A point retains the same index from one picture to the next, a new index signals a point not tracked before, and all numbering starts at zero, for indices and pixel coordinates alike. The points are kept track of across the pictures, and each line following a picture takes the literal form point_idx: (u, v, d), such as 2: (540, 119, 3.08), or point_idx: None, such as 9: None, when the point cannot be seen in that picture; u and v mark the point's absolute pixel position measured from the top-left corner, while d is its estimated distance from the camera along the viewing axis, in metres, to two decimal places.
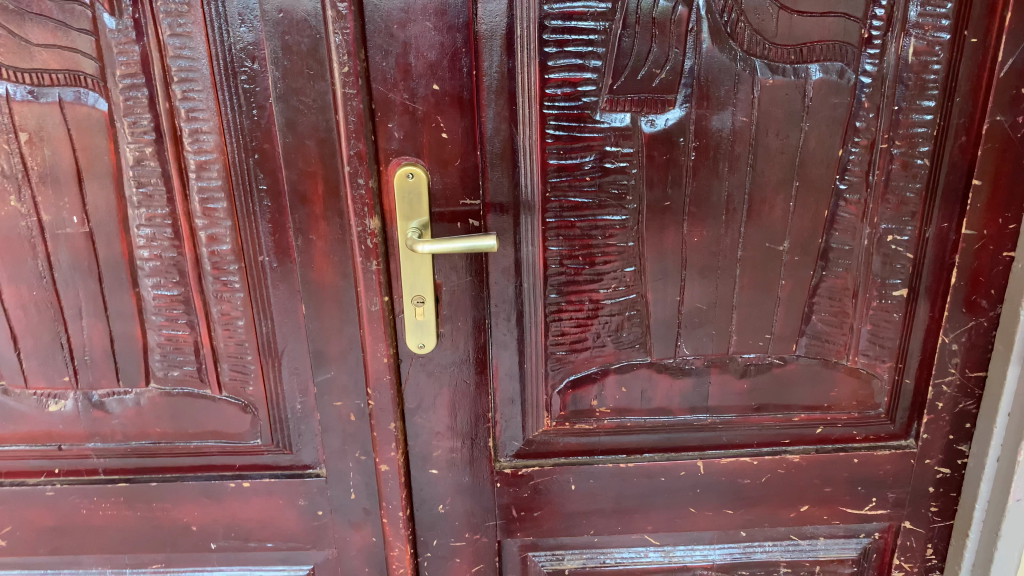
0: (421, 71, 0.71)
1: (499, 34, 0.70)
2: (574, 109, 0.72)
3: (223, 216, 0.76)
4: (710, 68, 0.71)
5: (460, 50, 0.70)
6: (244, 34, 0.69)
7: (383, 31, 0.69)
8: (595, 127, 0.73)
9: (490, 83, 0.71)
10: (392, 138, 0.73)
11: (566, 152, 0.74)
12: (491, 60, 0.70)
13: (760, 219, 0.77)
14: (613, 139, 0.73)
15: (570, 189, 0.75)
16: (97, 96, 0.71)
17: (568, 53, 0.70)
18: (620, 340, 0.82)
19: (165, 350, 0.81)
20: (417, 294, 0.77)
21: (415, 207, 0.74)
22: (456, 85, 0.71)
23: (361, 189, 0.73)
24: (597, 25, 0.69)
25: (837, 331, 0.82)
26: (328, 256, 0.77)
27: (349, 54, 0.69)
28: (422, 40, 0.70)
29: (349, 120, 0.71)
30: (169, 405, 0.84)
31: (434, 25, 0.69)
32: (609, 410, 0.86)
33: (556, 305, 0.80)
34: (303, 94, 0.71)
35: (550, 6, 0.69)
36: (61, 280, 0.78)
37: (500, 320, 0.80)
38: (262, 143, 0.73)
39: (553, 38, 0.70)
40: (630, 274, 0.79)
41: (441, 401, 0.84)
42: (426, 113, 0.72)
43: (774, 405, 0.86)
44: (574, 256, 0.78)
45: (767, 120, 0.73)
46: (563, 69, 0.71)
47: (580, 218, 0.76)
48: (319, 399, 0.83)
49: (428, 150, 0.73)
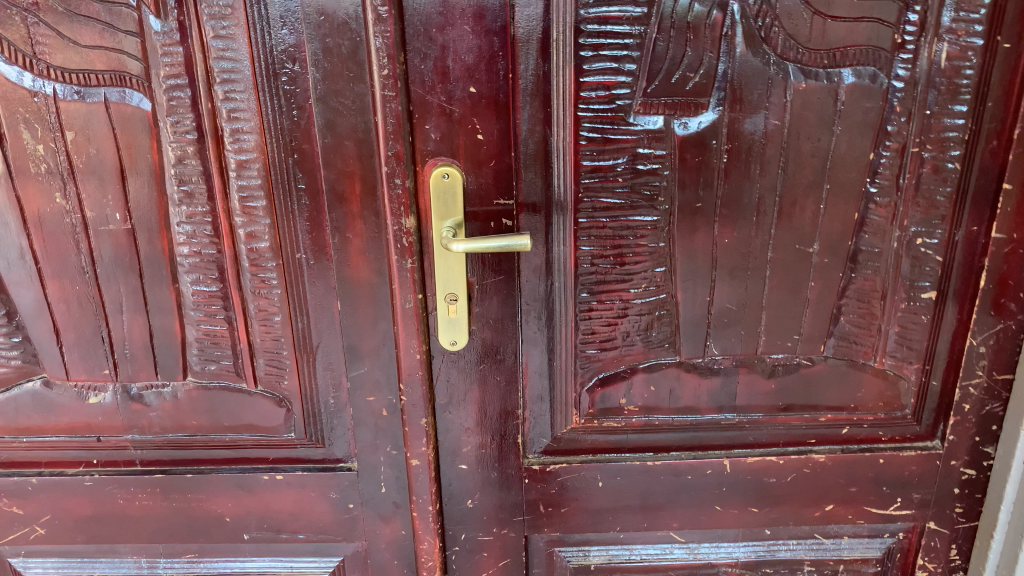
0: (458, 73, 0.72)
1: (536, 38, 0.71)
2: (608, 111, 0.73)
3: (262, 214, 0.77)
4: (743, 72, 0.72)
5: (497, 53, 0.71)
6: (286, 37, 0.71)
7: (422, 34, 0.70)
8: (628, 129, 0.74)
9: (525, 85, 0.72)
10: (429, 139, 0.74)
11: (599, 154, 0.75)
12: (527, 63, 0.72)
13: (791, 221, 0.78)
14: (646, 141, 0.74)
15: (602, 190, 0.76)
16: (141, 96, 0.73)
17: (602, 56, 0.71)
18: (649, 339, 0.83)
19: (203, 345, 0.83)
20: (450, 292, 0.79)
21: (450, 206, 0.76)
22: (492, 88, 0.72)
23: (398, 189, 0.75)
24: (632, 30, 0.70)
25: (864, 333, 0.83)
26: (364, 254, 0.78)
27: (389, 57, 0.70)
28: (459, 43, 0.71)
29: (388, 122, 0.72)
30: (206, 399, 0.86)
31: (473, 29, 0.70)
32: (637, 408, 0.87)
33: (586, 304, 0.81)
34: (342, 96, 0.73)
35: (586, 11, 0.69)
36: (103, 275, 0.80)
37: (531, 318, 0.82)
38: (302, 143, 0.75)
39: (588, 42, 0.71)
40: (660, 274, 0.80)
41: (471, 397, 0.85)
42: (462, 115, 0.73)
43: (801, 405, 0.87)
44: (605, 256, 0.79)
45: (800, 122, 0.74)
46: (597, 72, 0.72)
47: (612, 219, 0.77)
48: (352, 394, 0.85)
49: (464, 150, 0.74)
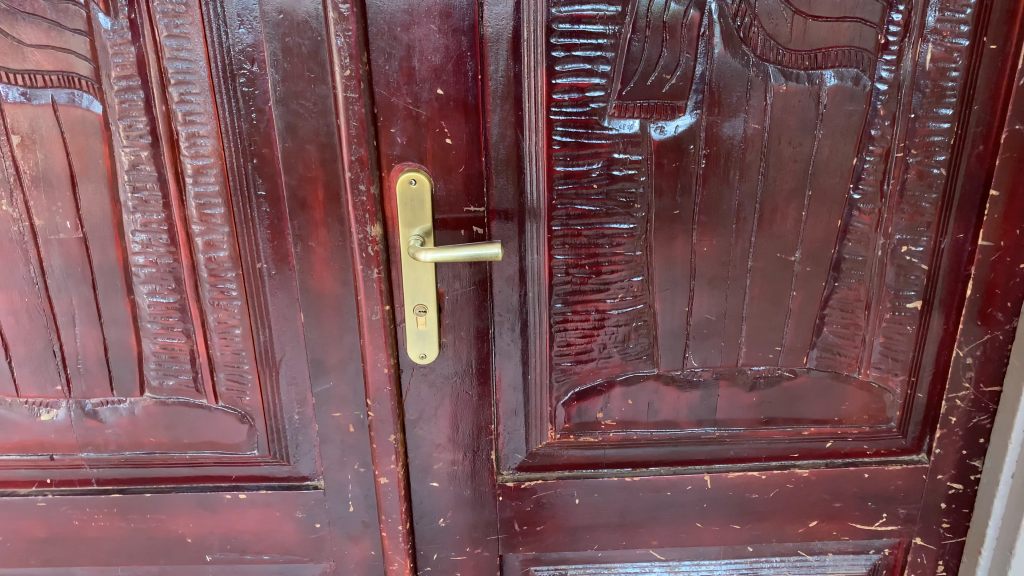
0: (425, 75, 0.69)
1: (505, 38, 0.68)
2: (582, 115, 0.70)
3: (220, 222, 0.74)
4: (721, 73, 0.69)
5: (465, 53, 0.68)
6: (243, 36, 0.68)
7: (386, 33, 0.67)
8: (603, 133, 0.70)
9: (495, 87, 0.69)
10: (395, 143, 0.71)
11: (572, 159, 0.71)
12: (497, 64, 0.68)
13: (772, 229, 0.75)
14: (621, 146, 0.71)
15: (577, 196, 0.73)
16: (91, 97, 0.69)
17: (575, 57, 0.68)
18: (626, 351, 0.79)
19: (160, 359, 0.79)
20: (419, 303, 0.75)
21: (418, 213, 0.72)
22: (460, 90, 0.69)
23: (363, 196, 0.71)
24: (606, 29, 0.67)
25: (848, 344, 0.80)
26: (328, 263, 0.75)
27: (351, 57, 0.67)
28: (425, 43, 0.68)
29: (351, 125, 0.69)
30: (164, 415, 0.82)
31: (440, 28, 0.67)
32: (614, 422, 0.83)
33: (561, 315, 0.78)
34: (303, 97, 0.69)
35: (558, 9, 0.66)
36: (53, 286, 0.76)
37: (504, 330, 0.79)
38: (261, 147, 0.71)
39: (560, 43, 0.67)
40: (637, 284, 0.76)
41: (442, 412, 0.82)
42: (430, 118, 0.70)
43: (784, 418, 0.84)
44: (580, 265, 0.76)
45: (781, 126, 0.71)
46: (570, 73, 0.68)
47: (587, 226, 0.74)
48: (317, 410, 0.82)
49: (431, 155, 0.71)
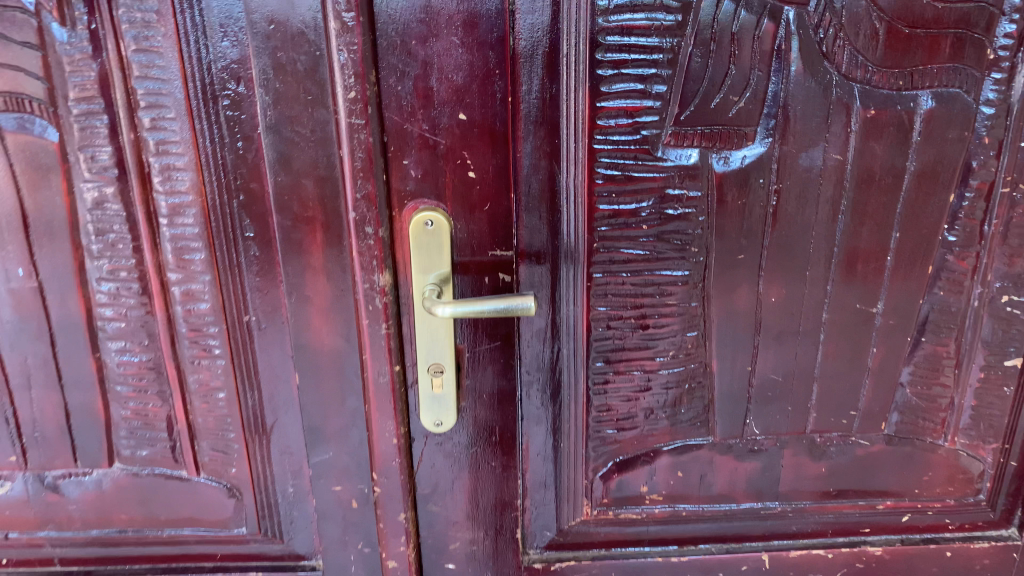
0: (444, 96, 0.57)
1: (541, 53, 0.56)
2: (630, 144, 0.59)
3: (201, 269, 0.62)
4: (799, 95, 0.57)
5: (493, 71, 0.57)
6: (226, 50, 0.56)
7: (398, 47, 0.56)
8: (655, 165, 0.59)
9: (528, 111, 0.58)
10: (408, 177, 0.59)
11: (618, 196, 0.60)
12: (531, 83, 0.57)
13: (852, 276, 0.63)
14: (676, 180, 0.60)
15: (622, 239, 0.62)
16: (45, 123, 0.58)
17: (625, 75, 0.57)
18: (676, 418, 0.68)
19: (132, 427, 0.68)
20: (434, 362, 0.64)
21: (435, 258, 0.61)
22: (487, 115, 0.58)
23: (369, 239, 0.60)
24: (663, 42, 0.56)
25: (932, 408, 0.69)
26: (327, 316, 0.64)
27: (356, 76, 0.55)
28: (445, 59, 0.56)
29: (356, 157, 0.57)
30: (137, 489, 0.71)
31: (462, 42, 0.56)
32: (660, 497, 0.72)
33: (601, 376, 0.66)
34: (298, 123, 0.58)
35: (606, 19, 0.55)
36: (4, 343, 0.64)
37: (533, 391, 0.67)
38: (249, 182, 0.60)
39: (607, 58, 0.56)
40: (692, 339, 0.65)
41: (460, 486, 0.70)
42: (450, 148, 0.59)
43: (856, 491, 0.73)
44: (624, 318, 0.64)
45: (866, 157, 0.60)
46: (618, 94, 0.57)
47: (633, 273, 0.63)
48: (314, 483, 0.70)
49: (451, 190, 0.60)
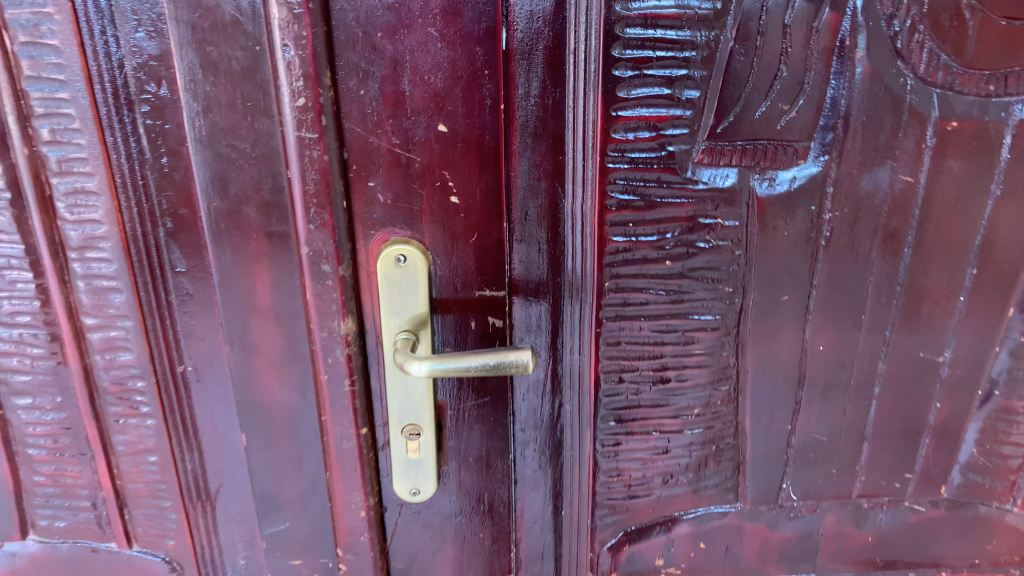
0: (419, 103, 0.45)
1: (541, 48, 0.45)
2: (653, 162, 0.47)
3: (122, 312, 0.51)
4: (864, 103, 0.46)
5: (480, 71, 0.45)
6: (142, 43, 0.44)
7: (360, 41, 0.44)
8: (683, 189, 0.48)
9: (526, 119, 0.47)
10: (376, 204, 0.48)
11: (636, 225, 0.49)
12: (529, 85, 0.46)
13: (916, 321, 0.52)
14: (710, 206, 0.48)
15: (640, 277, 0.50)
16: None
17: (647, 77, 0.45)
18: (699, 482, 0.57)
19: (48, 494, 0.57)
20: (410, 424, 0.53)
21: (408, 300, 0.49)
22: (473, 126, 0.46)
23: (328, 279, 0.48)
24: (696, 36, 0.44)
25: (1002, 470, 0.58)
26: (279, 369, 0.52)
27: (306, 78, 0.43)
28: (419, 57, 0.44)
29: (307, 179, 0.46)
30: (58, 563, 0.59)
31: (441, 35, 0.44)
32: (678, 570, 0.61)
33: (612, 439, 0.55)
34: (236, 136, 0.46)
35: (625, 6, 0.43)
36: None
37: (529, 452, 0.57)
38: (177, 207, 0.49)
39: (627, 56, 0.44)
40: (722, 394, 0.54)
41: (442, 559, 0.60)
42: (427, 166, 0.47)
43: (906, 561, 0.62)
44: (640, 370, 0.53)
45: (942, 179, 0.48)
46: (639, 101, 0.45)
47: (652, 319, 0.51)
48: (269, 556, 0.59)
49: (429, 217, 0.48)
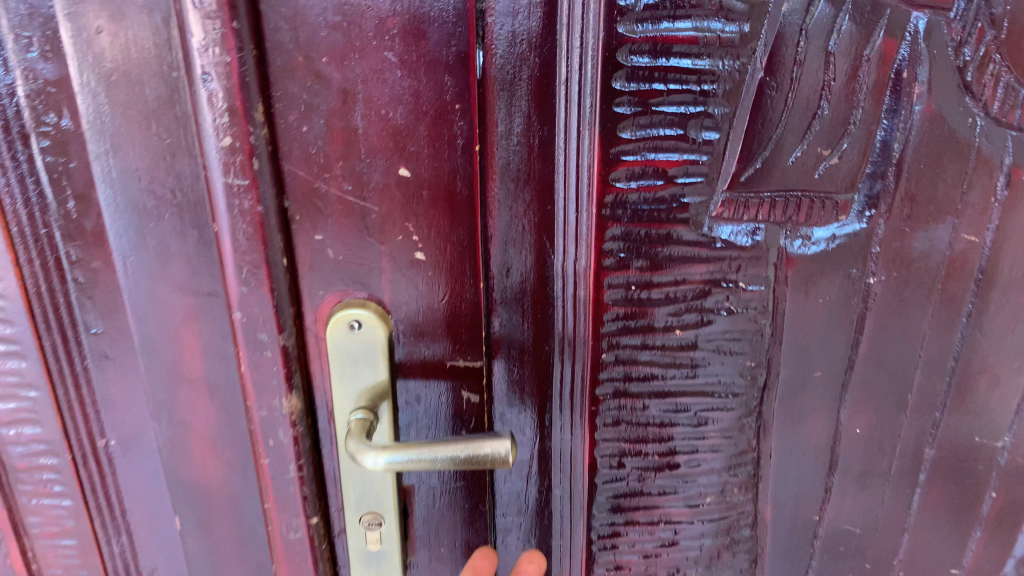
0: (375, 143, 0.37)
1: (525, 78, 0.36)
2: (662, 215, 0.39)
3: (27, 381, 0.43)
4: (921, 147, 0.38)
5: (450, 105, 0.36)
6: (36, 65, 0.37)
7: (301, 68, 0.35)
8: (699, 246, 0.39)
9: (507, 162, 0.38)
10: (325, 261, 0.39)
11: (640, 289, 0.40)
12: (509, 121, 0.37)
13: (972, 401, 0.44)
14: (730, 267, 0.40)
15: (644, 348, 0.42)
16: None
17: (656, 115, 0.36)
18: None
19: None
20: (369, 512, 0.44)
21: (364, 371, 0.41)
22: (442, 171, 0.38)
23: (267, 350, 0.40)
24: (718, 66, 0.35)
25: None
26: (215, 447, 0.44)
27: (233, 112, 0.35)
28: (373, 87, 0.36)
29: (238, 234, 0.37)
30: None
31: (400, 60, 0.35)
32: None
33: (609, 529, 0.47)
34: (153, 179, 0.38)
35: (631, 29, 0.35)
36: None
37: (512, 542, 0.48)
38: (90, 259, 0.41)
39: (631, 89, 0.36)
40: (738, 481, 0.46)
41: None
42: (386, 218, 0.39)
43: None
44: (643, 453, 0.44)
45: (1013, 237, 0.40)
46: (646, 143, 0.37)
47: (659, 396, 0.43)
48: None
49: (389, 276, 0.40)
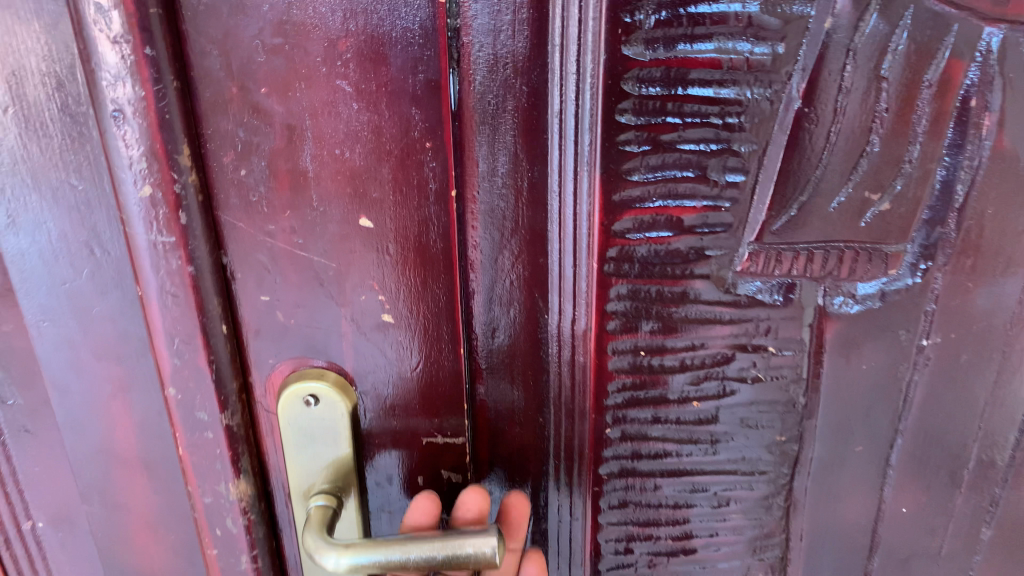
0: (329, 188, 0.30)
1: (510, 108, 0.30)
2: (677, 271, 0.32)
3: None
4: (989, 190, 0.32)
5: (418, 143, 0.30)
6: None
7: (235, 100, 0.29)
8: (721, 307, 0.33)
9: (490, 207, 0.32)
10: (274, 325, 0.33)
11: (649, 355, 0.34)
12: (492, 159, 0.31)
13: None
14: (757, 331, 0.34)
15: (656, 422, 0.35)
16: None
17: (669, 154, 0.30)
18: None
19: None
20: None
21: (325, 450, 0.35)
22: (411, 221, 0.31)
23: (208, 432, 0.34)
24: (744, 95, 0.29)
25: None
26: (156, 531, 0.38)
27: (151, 156, 0.28)
28: (323, 122, 0.29)
29: (165, 299, 0.31)
30: None
31: (356, 90, 0.29)
32: None
33: None
34: (63, 233, 0.31)
35: (638, 50, 0.28)
36: None
37: None
38: None
39: (639, 123, 0.29)
40: (763, 564, 0.40)
41: None
42: (344, 274, 0.32)
43: None
44: (654, 537, 0.38)
45: None
46: (656, 187, 0.30)
47: (672, 475, 0.37)
48: None
49: (351, 341, 0.33)
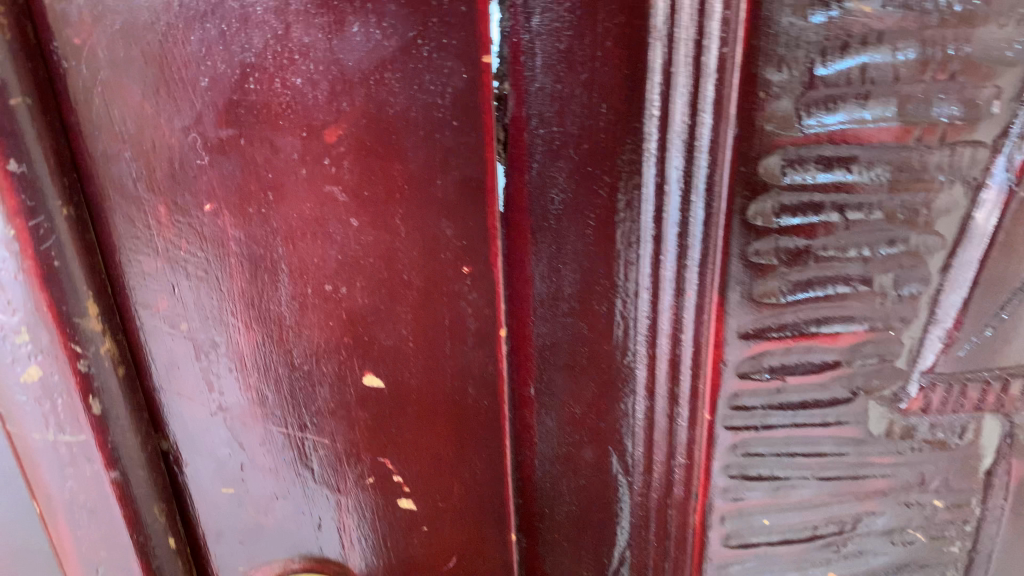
0: (317, 340, 0.20)
1: (583, 206, 0.21)
2: (819, 421, 0.22)
3: None
4: None
5: (449, 267, 0.20)
6: None
7: (168, 224, 0.19)
8: (874, 461, 0.24)
9: (552, 340, 0.23)
10: (243, 523, 0.23)
11: (778, 528, 0.24)
12: (556, 274, 0.21)
13: None
14: (917, 487, 0.24)
15: None
16: None
17: (822, 264, 0.20)
18: None
19: None
20: None
21: None
22: (439, 376, 0.21)
23: None
24: (932, 178, 0.20)
25: None
26: None
27: (37, 324, 0.18)
28: (305, 249, 0.19)
29: (78, 516, 0.20)
30: None
31: (354, 199, 0.19)
32: None
33: None
34: None
35: (786, 122, 0.18)
36: None
37: None
38: None
39: (782, 223, 0.19)
40: None
41: None
42: (345, 451, 0.22)
43: None
44: None
45: None
46: (800, 311, 0.21)
47: None
48: None
49: (356, 534, 0.23)
